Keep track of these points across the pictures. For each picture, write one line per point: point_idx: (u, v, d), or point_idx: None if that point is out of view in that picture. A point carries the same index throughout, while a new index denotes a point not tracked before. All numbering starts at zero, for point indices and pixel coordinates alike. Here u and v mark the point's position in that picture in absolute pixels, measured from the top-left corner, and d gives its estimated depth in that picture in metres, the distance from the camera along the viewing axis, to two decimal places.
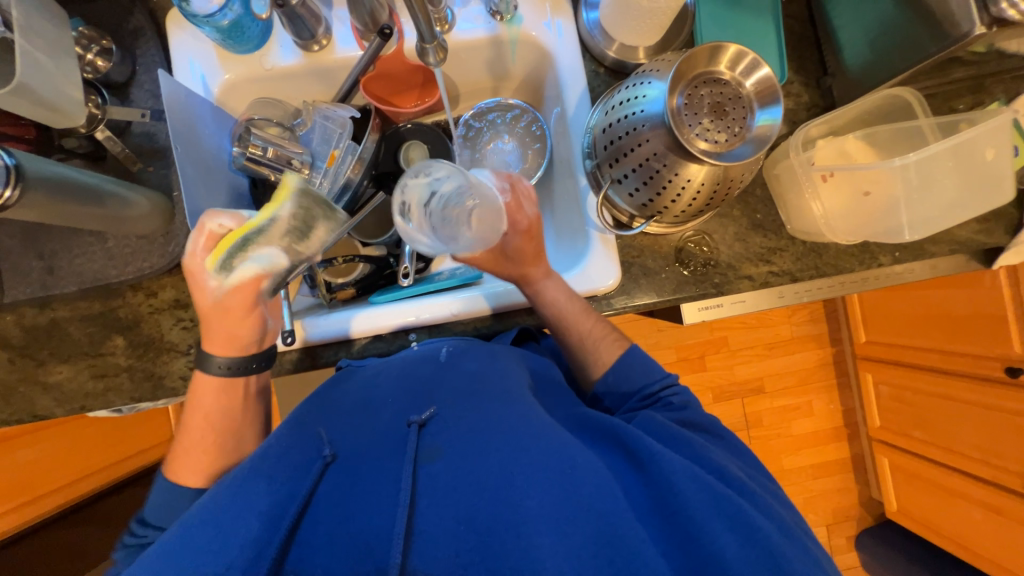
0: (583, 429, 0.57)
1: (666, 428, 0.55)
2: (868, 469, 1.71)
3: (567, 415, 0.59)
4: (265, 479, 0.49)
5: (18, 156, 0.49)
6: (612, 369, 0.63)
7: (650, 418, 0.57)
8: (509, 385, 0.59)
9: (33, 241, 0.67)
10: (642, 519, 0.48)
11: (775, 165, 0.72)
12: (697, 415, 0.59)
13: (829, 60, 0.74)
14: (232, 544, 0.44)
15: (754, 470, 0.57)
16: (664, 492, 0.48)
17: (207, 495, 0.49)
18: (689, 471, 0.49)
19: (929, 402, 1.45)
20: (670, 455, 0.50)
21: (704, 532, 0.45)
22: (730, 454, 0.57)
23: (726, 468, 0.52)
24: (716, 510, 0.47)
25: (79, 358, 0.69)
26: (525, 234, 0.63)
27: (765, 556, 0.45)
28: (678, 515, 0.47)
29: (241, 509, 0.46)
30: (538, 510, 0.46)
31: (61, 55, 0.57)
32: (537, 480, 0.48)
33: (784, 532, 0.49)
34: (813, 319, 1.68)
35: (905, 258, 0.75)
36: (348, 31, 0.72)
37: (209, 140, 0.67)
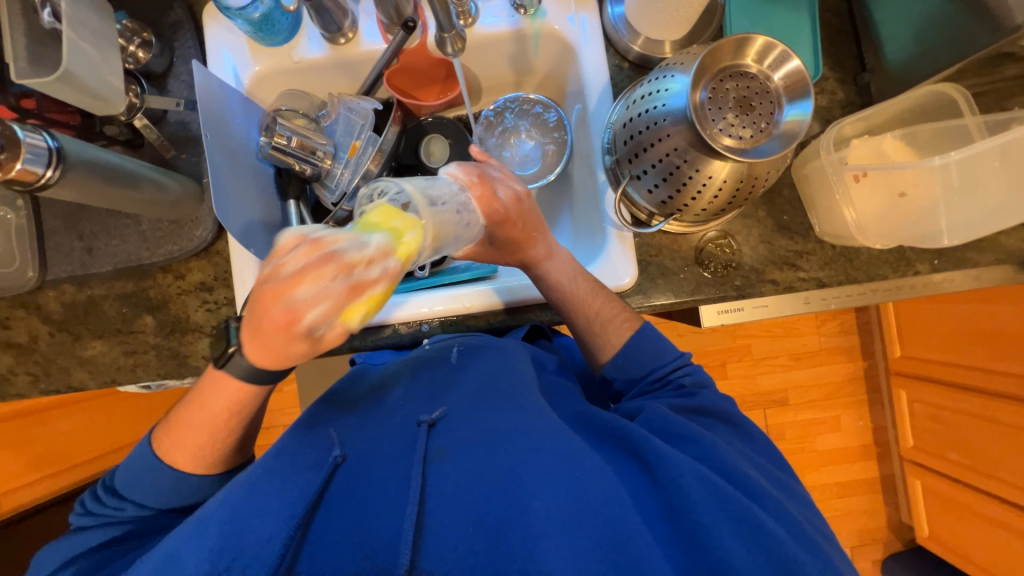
0: (586, 429, 0.56)
1: (676, 423, 0.53)
2: (899, 491, 1.62)
3: (576, 412, 0.58)
4: (278, 479, 0.48)
5: (61, 138, 0.52)
6: (622, 362, 0.62)
7: (656, 413, 0.54)
8: (522, 386, 0.58)
9: (75, 223, 0.71)
10: (649, 522, 0.47)
11: (805, 163, 0.68)
12: (706, 401, 0.57)
13: (867, 56, 0.70)
14: (246, 548, 0.44)
15: (766, 466, 0.54)
16: (671, 495, 0.47)
17: (219, 494, 0.47)
18: (697, 472, 0.47)
19: (968, 423, 1.36)
20: (675, 453, 0.48)
21: (708, 534, 0.44)
22: (736, 444, 0.55)
23: (739, 466, 0.49)
24: (723, 512, 0.45)
25: (112, 335, 0.73)
26: (514, 196, 0.61)
27: (772, 556, 0.44)
28: (685, 520, 0.45)
29: (253, 506, 0.46)
30: (544, 511, 0.46)
31: (105, 46, 0.60)
32: (546, 482, 0.48)
33: (798, 538, 0.46)
34: (844, 331, 1.61)
35: (943, 266, 0.71)
36: (374, 25, 0.73)
37: (237, 128, 0.70)
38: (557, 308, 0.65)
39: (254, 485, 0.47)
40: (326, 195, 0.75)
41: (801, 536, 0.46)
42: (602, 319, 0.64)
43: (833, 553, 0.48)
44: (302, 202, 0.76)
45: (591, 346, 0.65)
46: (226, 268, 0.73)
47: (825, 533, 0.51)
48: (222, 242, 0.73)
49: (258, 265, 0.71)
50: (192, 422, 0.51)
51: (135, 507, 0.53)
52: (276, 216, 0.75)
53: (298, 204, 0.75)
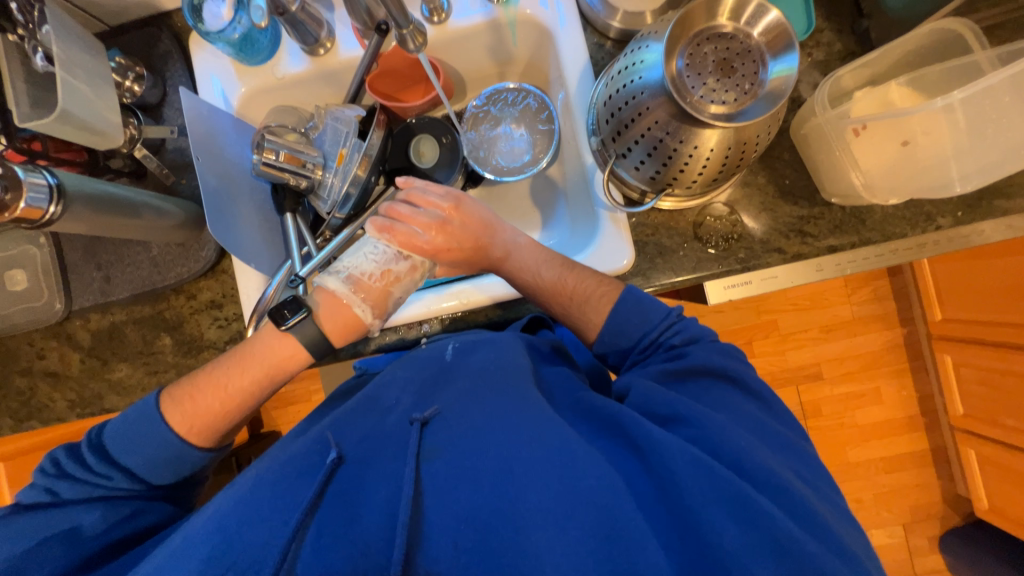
0: (581, 415, 0.56)
1: (668, 405, 0.52)
2: (952, 462, 1.53)
3: (574, 402, 0.58)
4: (269, 490, 0.49)
5: (60, 175, 0.55)
6: (609, 336, 0.62)
7: (648, 392, 0.54)
8: (515, 381, 0.58)
9: (92, 254, 0.75)
10: (645, 507, 0.46)
11: (802, 125, 0.65)
12: (697, 360, 0.56)
13: (864, 2, 0.66)
14: (243, 544, 0.46)
15: (764, 422, 0.52)
16: (664, 478, 0.46)
17: (214, 506, 0.50)
18: (689, 454, 0.46)
19: (1019, 384, 1.25)
20: (666, 437, 0.48)
21: (699, 517, 0.44)
22: (743, 404, 0.54)
23: (735, 442, 0.48)
24: (714, 493, 0.44)
25: (135, 357, 0.77)
26: (437, 225, 0.62)
27: (769, 537, 0.42)
28: (676, 504, 0.45)
29: (248, 515, 0.47)
30: (536, 502, 0.46)
31: (98, 82, 0.63)
32: (537, 473, 0.48)
33: (799, 519, 0.44)
34: (877, 297, 1.53)
35: (969, 217, 0.66)
36: (350, 32, 0.74)
37: (230, 149, 0.72)
38: (551, 297, 0.64)
39: (248, 496, 0.49)
40: (321, 207, 0.76)
41: (807, 517, 0.44)
42: (596, 305, 0.63)
43: (841, 530, 0.45)
44: (298, 215, 0.76)
45: (578, 325, 0.65)
46: (232, 285, 0.76)
47: (833, 499, 0.49)
48: (227, 260, 0.76)
49: (261, 279, 0.73)
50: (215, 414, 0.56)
51: (161, 518, 0.56)
52: (276, 230, 0.78)
53: (295, 216, 0.75)
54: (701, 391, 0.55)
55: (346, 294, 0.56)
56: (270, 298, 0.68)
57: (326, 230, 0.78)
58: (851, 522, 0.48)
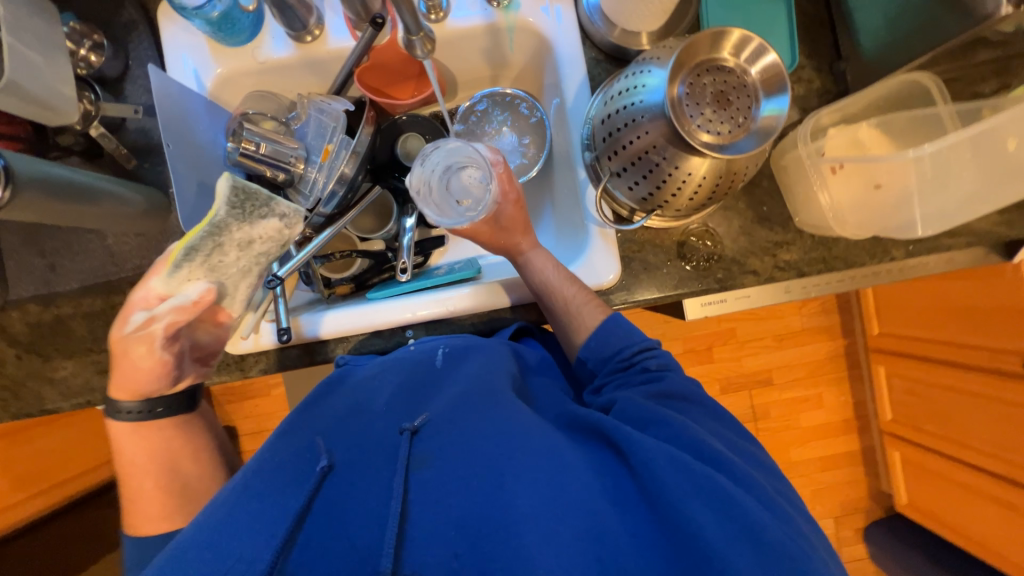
0: (563, 423, 0.58)
1: (647, 413, 0.54)
2: (879, 461, 1.69)
3: (557, 414, 0.59)
4: (256, 500, 0.48)
5: (8, 157, 0.49)
6: (596, 343, 0.63)
7: (626, 404, 0.56)
8: (502, 388, 0.58)
9: (35, 239, 0.67)
10: (628, 510, 0.47)
11: (782, 156, 0.69)
12: (673, 384, 0.58)
13: (843, 44, 0.70)
14: (231, 555, 0.45)
15: (730, 440, 0.56)
16: (645, 482, 0.48)
17: (200, 517, 0.49)
18: (671, 456, 0.48)
19: (943, 395, 1.40)
20: (645, 439, 0.50)
21: (680, 510, 0.45)
22: (709, 424, 0.57)
23: (707, 446, 0.51)
24: (694, 489, 0.46)
25: (83, 354, 0.70)
26: (504, 165, 0.65)
27: (750, 535, 0.44)
28: (659, 503, 0.46)
29: (236, 528, 0.46)
30: (528, 508, 0.46)
31: (50, 51, 0.56)
32: (529, 478, 0.48)
33: (765, 506, 0.48)
34: (825, 311, 1.65)
35: (919, 250, 0.72)
36: (342, 21, 0.70)
37: (203, 136, 0.67)
38: None
39: (234, 507, 0.48)
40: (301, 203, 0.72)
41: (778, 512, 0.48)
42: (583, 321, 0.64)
43: (802, 524, 0.50)
44: None
45: (568, 329, 0.66)
46: None
47: (790, 498, 0.54)
48: None
49: None
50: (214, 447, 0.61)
51: None
52: None
53: None
54: (676, 406, 0.57)
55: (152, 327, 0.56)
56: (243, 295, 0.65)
57: (306, 227, 0.74)
58: (809, 522, 0.53)
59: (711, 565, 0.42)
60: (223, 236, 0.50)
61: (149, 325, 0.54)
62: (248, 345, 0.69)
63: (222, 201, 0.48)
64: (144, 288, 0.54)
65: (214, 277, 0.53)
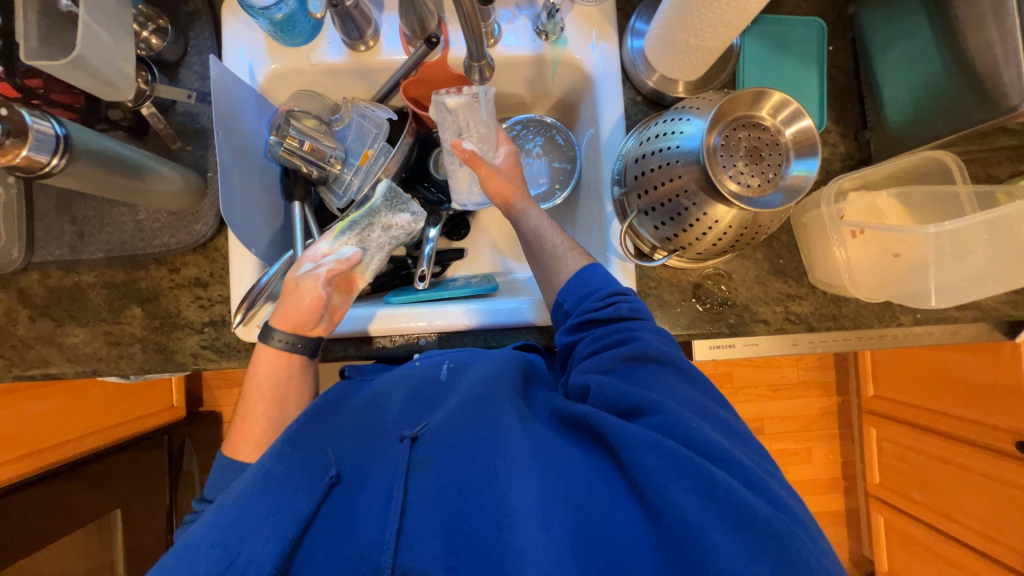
0: (553, 419, 0.57)
1: (628, 397, 0.53)
2: (862, 524, 1.68)
3: (548, 407, 0.59)
4: (266, 499, 0.49)
5: (68, 126, 0.50)
6: (574, 284, 0.63)
7: (603, 384, 0.55)
8: (495, 386, 0.59)
9: (68, 206, 0.68)
10: (616, 500, 0.48)
11: (803, 214, 0.71)
12: (648, 346, 0.57)
13: (869, 115, 0.74)
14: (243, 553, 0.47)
15: (706, 406, 0.54)
16: (632, 472, 0.48)
17: (208, 515, 0.49)
18: (651, 441, 0.47)
19: (932, 465, 1.40)
20: (628, 427, 0.49)
21: (664, 497, 0.45)
22: (684, 389, 0.55)
23: (686, 424, 0.49)
24: (676, 472, 0.46)
25: (96, 324, 0.70)
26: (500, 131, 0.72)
27: (737, 521, 0.43)
28: (645, 492, 0.46)
29: (246, 523, 0.48)
30: (521, 500, 0.47)
31: (119, 31, 0.58)
32: (522, 473, 0.49)
33: (754, 487, 0.46)
34: (822, 366, 1.66)
35: (926, 319, 0.74)
36: (396, 34, 0.73)
37: (249, 126, 0.69)
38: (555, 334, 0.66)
39: (243, 505, 0.49)
40: (332, 201, 0.75)
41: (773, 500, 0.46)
42: None
43: (784, 494, 0.48)
44: (307, 204, 0.74)
45: (551, 273, 0.67)
46: (222, 265, 0.72)
47: (771, 471, 0.52)
48: (222, 238, 0.72)
49: (256, 265, 0.70)
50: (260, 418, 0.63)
51: None
52: (279, 217, 0.75)
53: (302, 206, 0.73)
54: (647, 375, 0.56)
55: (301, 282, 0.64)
56: (265, 286, 0.66)
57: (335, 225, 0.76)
58: (790, 492, 0.51)
59: (698, 553, 0.42)
60: (377, 218, 0.70)
61: (314, 272, 0.63)
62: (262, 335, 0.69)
63: (380, 197, 0.70)
64: (313, 248, 0.66)
65: (360, 245, 0.68)
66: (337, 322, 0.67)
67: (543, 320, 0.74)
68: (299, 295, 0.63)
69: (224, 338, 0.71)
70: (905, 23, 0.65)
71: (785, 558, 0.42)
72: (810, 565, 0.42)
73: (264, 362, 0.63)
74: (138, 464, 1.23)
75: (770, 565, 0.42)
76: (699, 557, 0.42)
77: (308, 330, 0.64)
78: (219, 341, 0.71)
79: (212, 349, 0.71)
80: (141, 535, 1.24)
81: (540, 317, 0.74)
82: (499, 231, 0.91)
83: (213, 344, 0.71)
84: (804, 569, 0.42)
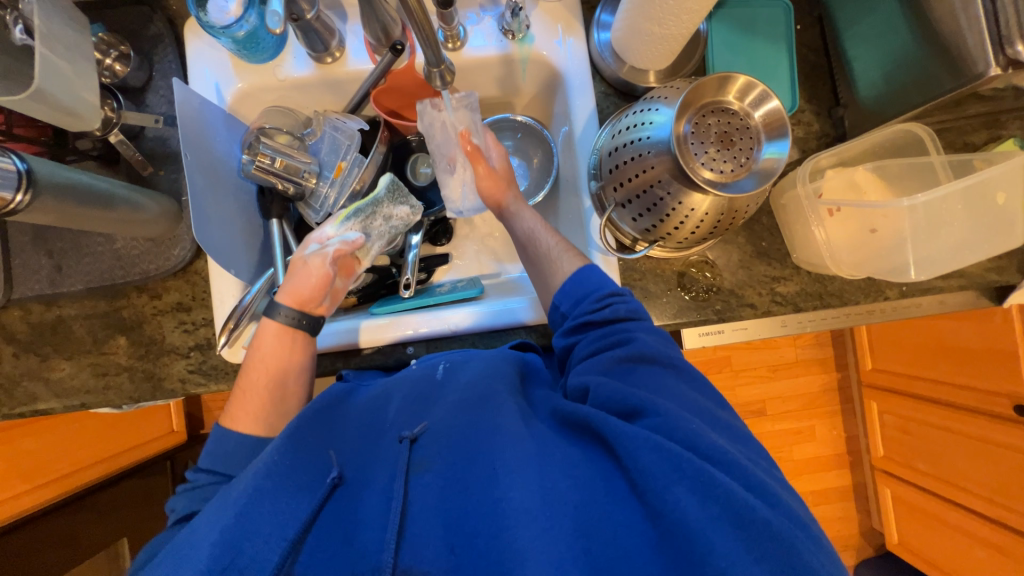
0: (553, 418, 0.57)
1: (629, 398, 0.52)
2: (869, 498, 1.69)
3: (548, 406, 0.58)
4: (268, 499, 0.49)
5: (31, 161, 0.50)
6: (569, 286, 0.62)
7: (601, 385, 0.54)
8: (495, 391, 0.58)
9: (43, 239, 0.68)
10: (616, 502, 0.47)
11: (781, 195, 0.71)
12: (644, 347, 0.56)
13: (841, 91, 0.74)
14: (243, 556, 0.46)
15: (704, 407, 0.54)
16: (632, 472, 0.47)
17: (208, 516, 0.49)
18: (652, 442, 0.46)
19: (934, 433, 1.41)
20: (628, 427, 0.48)
21: (664, 497, 0.44)
22: (682, 390, 0.54)
23: (687, 426, 0.48)
24: (677, 474, 0.45)
25: (81, 356, 0.70)
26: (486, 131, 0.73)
27: (739, 522, 0.43)
28: (645, 493, 0.46)
29: (246, 527, 0.47)
30: (520, 504, 0.47)
31: (80, 60, 0.57)
32: (521, 476, 0.49)
33: (756, 491, 0.46)
34: (819, 343, 1.66)
35: (912, 291, 0.74)
36: (361, 44, 0.73)
37: (219, 147, 0.68)
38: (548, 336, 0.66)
39: (244, 506, 0.48)
40: (311, 216, 0.74)
41: (780, 504, 0.46)
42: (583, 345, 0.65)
43: (785, 496, 0.48)
44: (286, 220, 0.74)
45: (545, 273, 0.66)
46: (204, 288, 0.71)
47: (770, 470, 0.52)
48: (201, 261, 0.71)
49: (238, 285, 0.70)
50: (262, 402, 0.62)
51: None
52: (258, 235, 0.74)
53: (281, 223, 0.73)
54: (648, 377, 0.55)
55: (311, 260, 0.65)
56: (248, 305, 0.66)
57: None
58: (789, 492, 0.51)
59: (697, 553, 0.42)
60: (379, 209, 0.71)
61: (322, 252, 0.65)
62: (248, 355, 0.69)
63: (384, 188, 0.72)
64: (319, 230, 0.67)
65: (363, 232, 0.69)
66: (338, 303, 0.69)
67: (528, 320, 0.74)
68: (310, 273, 0.64)
69: (211, 361, 0.71)
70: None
71: (781, 561, 0.42)
72: (807, 567, 0.43)
73: (265, 354, 0.63)
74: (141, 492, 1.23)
75: (767, 565, 0.42)
76: (699, 557, 0.42)
77: (312, 309, 0.65)
78: (206, 364, 0.71)
79: (199, 372, 0.71)
80: None
81: (526, 317, 0.74)
82: (483, 233, 0.91)
83: (201, 368, 0.71)
84: (802, 571, 0.42)
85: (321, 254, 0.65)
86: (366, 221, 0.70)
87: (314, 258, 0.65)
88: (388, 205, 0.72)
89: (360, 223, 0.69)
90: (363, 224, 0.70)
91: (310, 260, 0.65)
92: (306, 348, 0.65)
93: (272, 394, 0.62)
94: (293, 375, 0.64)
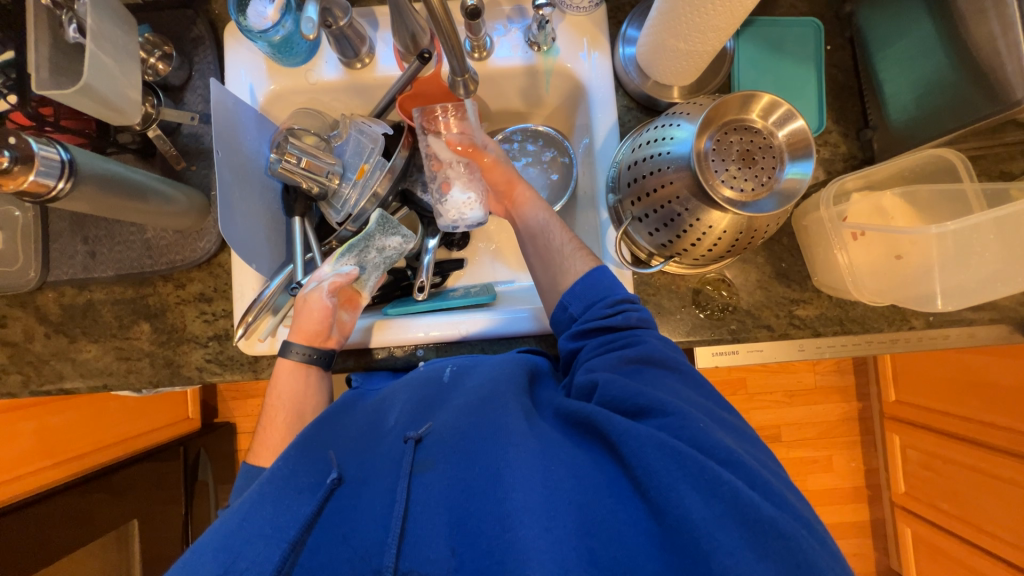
0: (558, 419, 0.56)
1: (640, 397, 0.51)
2: (888, 536, 1.61)
3: (553, 407, 0.58)
4: (270, 503, 0.50)
5: (74, 151, 0.53)
6: (581, 288, 0.62)
7: (611, 383, 0.53)
8: (498, 392, 0.58)
9: (80, 227, 0.71)
10: (620, 499, 0.47)
11: (804, 216, 0.69)
12: (652, 350, 0.56)
13: (871, 113, 0.72)
14: (243, 556, 0.47)
15: (710, 408, 0.53)
16: (636, 472, 0.46)
17: (216, 523, 0.51)
18: (655, 439, 0.47)
19: (956, 472, 1.34)
20: (633, 426, 0.48)
21: (669, 497, 0.44)
22: (687, 392, 0.54)
23: (694, 425, 0.48)
24: (681, 471, 0.45)
25: (107, 339, 0.73)
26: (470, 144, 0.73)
27: (745, 523, 0.42)
28: (649, 491, 0.45)
29: (248, 528, 0.49)
30: (523, 502, 0.47)
31: (126, 59, 0.60)
32: (524, 474, 0.49)
33: (759, 488, 0.45)
34: (839, 370, 1.61)
35: (939, 322, 0.71)
36: (391, 52, 0.75)
37: (249, 145, 0.71)
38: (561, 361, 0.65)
39: (247, 512, 0.50)
40: (331, 215, 0.76)
41: (788, 506, 0.44)
42: None
43: (792, 497, 0.46)
44: (307, 219, 0.75)
45: (553, 276, 0.66)
46: (226, 280, 0.74)
47: (774, 471, 0.51)
48: (225, 254, 0.74)
49: (257, 278, 0.72)
50: (281, 432, 0.65)
51: None
52: (279, 232, 0.76)
53: (303, 221, 0.75)
54: (653, 377, 0.54)
55: (311, 295, 0.67)
56: (265, 299, 0.67)
57: (334, 240, 0.77)
58: (793, 492, 0.50)
59: (703, 552, 0.41)
60: (372, 242, 0.71)
61: (320, 287, 0.67)
62: (263, 348, 0.71)
63: (373, 222, 0.71)
64: (320, 268, 0.70)
65: (360, 265, 0.71)
66: (348, 335, 0.72)
67: (535, 329, 0.74)
68: (310, 311, 0.66)
69: (227, 352, 0.73)
70: (902, 19, 0.64)
71: (788, 559, 0.41)
72: (814, 566, 0.41)
73: (282, 385, 0.66)
74: (155, 475, 1.26)
75: (773, 565, 0.41)
76: (702, 556, 0.41)
77: (324, 342, 0.68)
78: (223, 355, 0.73)
79: (215, 362, 0.73)
80: (160, 545, 1.27)
81: (533, 326, 0.74)
82: (498, 241, 0.91)
83: (217, 358, 0.73)
84: (808, 570, 0.41)
85: (319, 289, 0.67)
86: (365, 254, 0.71)
87: (314, 292, 0.67)
88: (386, 235, 0.72)
89: (359, 258, 0.71)
90: (363, 258, 0.71)
91: (311, 294, 0.67)
92: (319, 377, 0.68)
93: (287, 423, 0.65)
94: (307, 386, 0.67)
